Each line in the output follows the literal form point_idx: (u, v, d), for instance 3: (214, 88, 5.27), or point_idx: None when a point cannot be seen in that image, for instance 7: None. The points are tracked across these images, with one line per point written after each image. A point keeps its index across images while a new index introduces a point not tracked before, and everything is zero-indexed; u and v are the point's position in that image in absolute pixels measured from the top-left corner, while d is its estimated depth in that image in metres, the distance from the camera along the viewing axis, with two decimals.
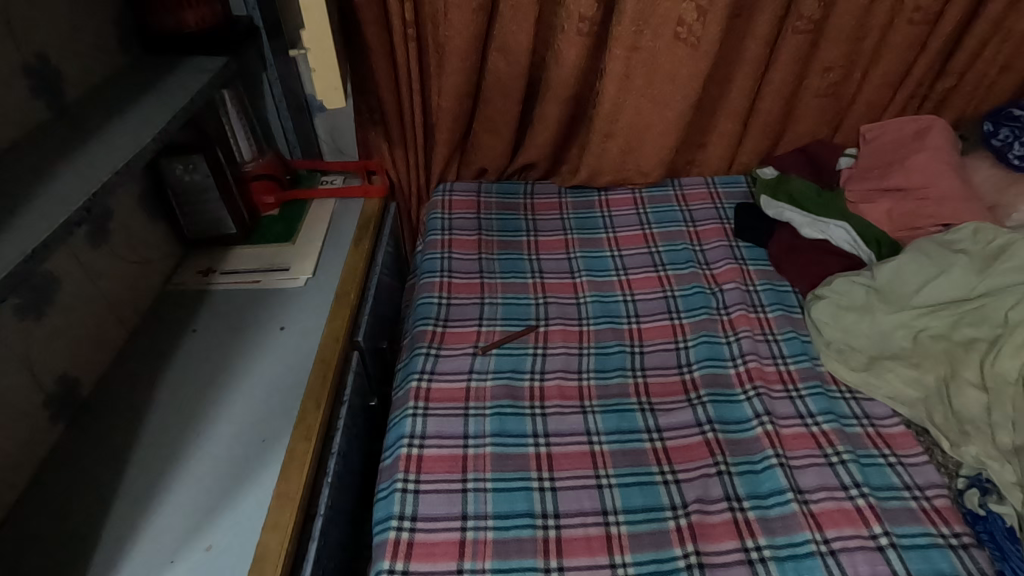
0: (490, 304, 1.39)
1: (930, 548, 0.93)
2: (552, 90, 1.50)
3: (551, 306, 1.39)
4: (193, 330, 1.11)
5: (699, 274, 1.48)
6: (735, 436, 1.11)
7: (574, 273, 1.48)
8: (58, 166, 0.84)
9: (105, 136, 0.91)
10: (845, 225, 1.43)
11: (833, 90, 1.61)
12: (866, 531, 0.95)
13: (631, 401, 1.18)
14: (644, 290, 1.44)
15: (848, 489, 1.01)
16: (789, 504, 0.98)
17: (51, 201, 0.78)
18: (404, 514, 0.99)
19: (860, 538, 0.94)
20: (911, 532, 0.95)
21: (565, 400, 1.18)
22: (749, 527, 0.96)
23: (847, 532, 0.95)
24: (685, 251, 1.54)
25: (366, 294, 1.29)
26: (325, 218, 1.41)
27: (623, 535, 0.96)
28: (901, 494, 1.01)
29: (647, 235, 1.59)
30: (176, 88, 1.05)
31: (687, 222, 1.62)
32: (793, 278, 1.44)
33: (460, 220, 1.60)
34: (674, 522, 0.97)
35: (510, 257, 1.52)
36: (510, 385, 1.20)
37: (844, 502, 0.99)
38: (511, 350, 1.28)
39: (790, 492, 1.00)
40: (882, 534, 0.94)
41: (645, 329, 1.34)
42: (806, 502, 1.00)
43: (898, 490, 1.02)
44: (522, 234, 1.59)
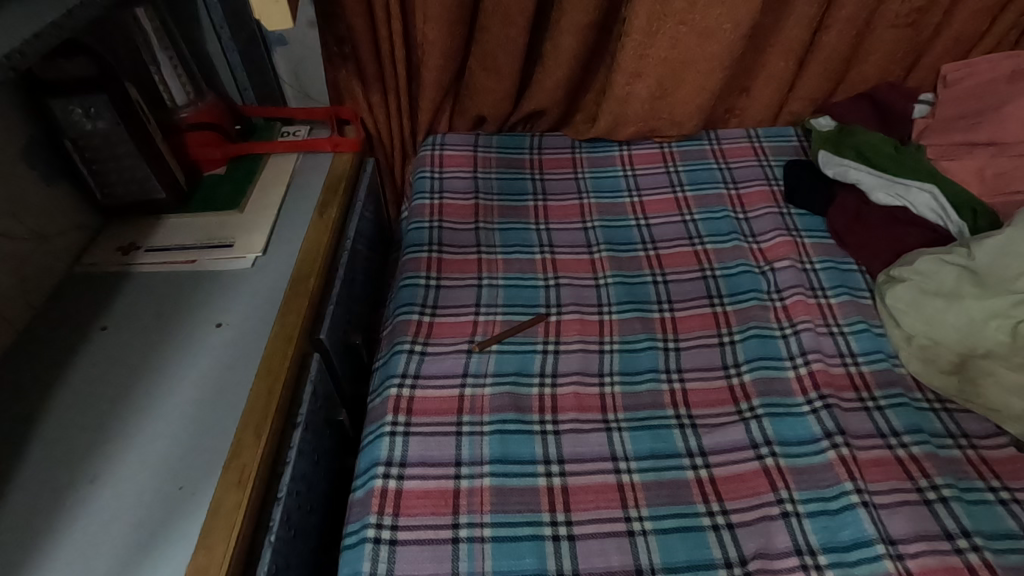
0: (488, 287, 1.14)
1: None
2: (568, 15, 1.20)
3: (564, 289, 1.13)
4: (102, 328, 0.86)
5: (744, 249, 1.21)
6: (802, 463, 0.87)
7: (592, 247, 1.21)
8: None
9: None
10: (929, 188, 1.16)
11: (914, 19, 1.31)
12: None
13: (667, 414, 0.94)
14: (677, 268, 1.18)
15: (954, 540, 0.78)
16: (880, 562, 0.76)
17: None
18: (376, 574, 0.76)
19: None
20: None
21: (583, 412, 0.94)
22: None
23: None
24: (726, 220, 1.27)
25: (334, 277, 1.03)
26: (283, 179, 1.13)
27: None
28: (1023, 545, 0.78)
29: (679, 199, 1.32)
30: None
31: (727, 184, 1.35)
32: (860, 254, 1.18)
33: (454, 180, 1.33)
34: None
35: (514, 226, 1.25)
36: (514, 393, 0.95)
37: (950, 557, 0.76)
38: (515, 346, 1.03)
39: (880, 544, 0.77)
40: None
41: (680, 319, 1.09)
42: (901, 557, 0.77)
43: (1018, 540, 0.79)
44: (529, 198, 1.31)
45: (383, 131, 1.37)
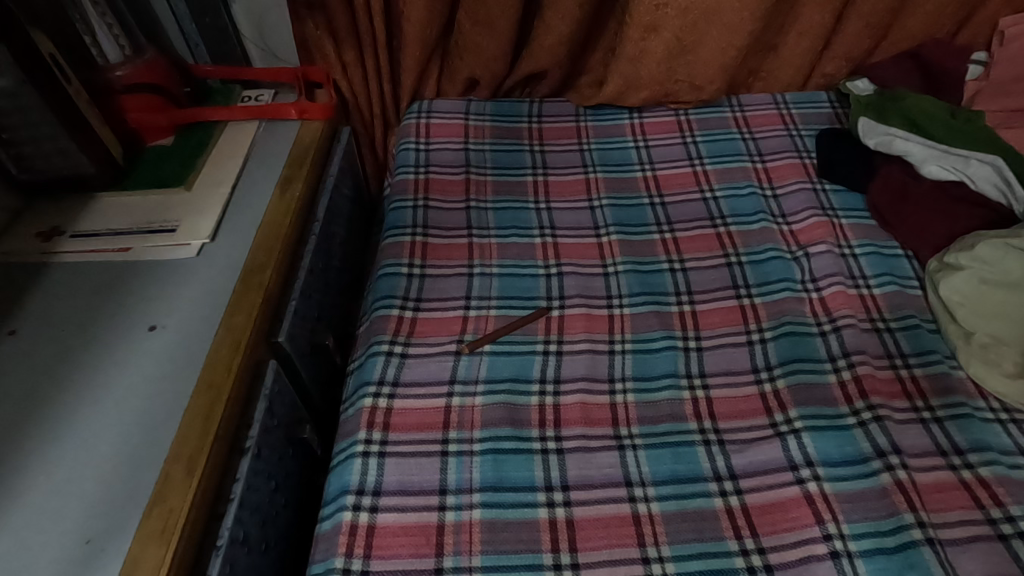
0: (481, 277, 0.99)
1: None
2: None
3: (568, 278, 0.98)
4: (12, 333, 0.71)
5: (773, 231, 1.06)
6: (851, 489, 0.74)
7: (599, 229, 1.06)
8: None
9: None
10: (991, 159, 1.01)
11: None
12: None
13: (689, 428, 0.80)
14: (697, 253, 1.03)
15: None
16: None
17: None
18: None
19: None
20: None
21: (590, 427, 0.80)
22: None
23: None
24: (752, 198, 1.11)
25: (298, 267, 0.87)
26: (240, 151, 0.97)
27: None
28: None
29: (698, 173, 1.16)
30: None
31: (752, 156, 1.19)
32: (906, 236, 1.03)
33: (442, 153, 1.18)
34: None
35: (511, 205, 1.10)
36: (510, 404, 0.82)
37: None
38: (511, 347, 0.88)
39: None
40: None
41: (701, 313, 0.94)
42: None
43: None
44: (527, 173, 1.15)
45: (361, 96, 1.19)
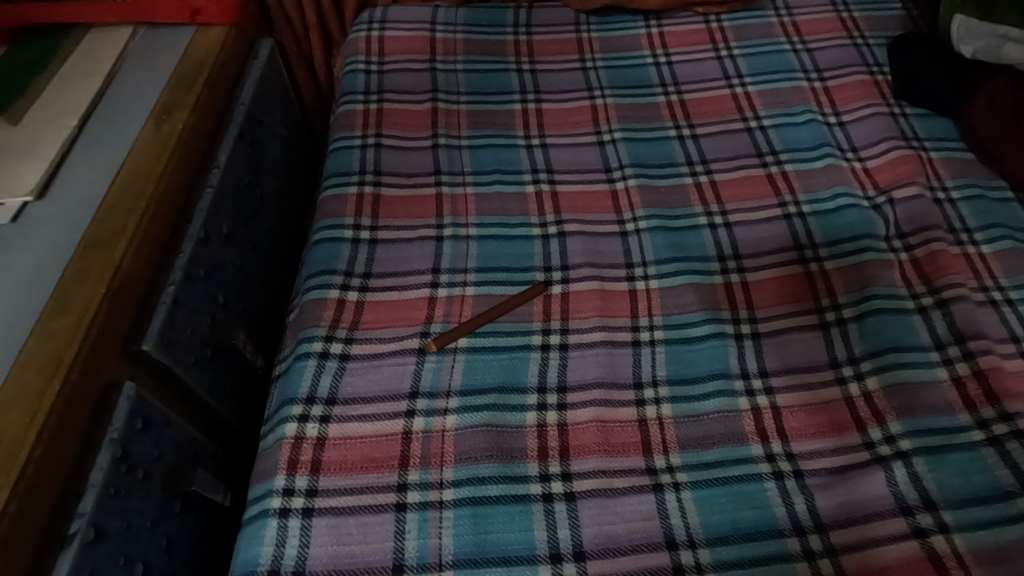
0: (453, 242, 0.72)
1: None
2: None
3: (572, 239, 0.72)
4: None
5: (843, 170, 0.79)
6: (996, 545, 0.51)
7: (611, 169, 0.79)
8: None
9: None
10: None
11: None
12: None
13: (752, 454, 0.57)
14: (744, 201, 0.77)
15: None
16: None
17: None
18: None
19: None
20: None
21: (612, 458, 0.56)
22: None
23: None
24: (812, 127, 0.84)
25: (183, 235, 0.60)
26: (101, 68, 0.67)
27: None
28: None
29: (738, 96, 0.88)
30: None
31: (807, 71, 0.91)
32: (1018, 174, 0.78)
33: (400, 75, 0.89)
34: None
35: (493, 142, 0.82)
36: (496, 427, 0.57)
37: None
38: (496, 341, 0.63)
39: None
40: None
41: (754, 286, 0.69)
42: None
43: None
44: (513, 98, 0.87)
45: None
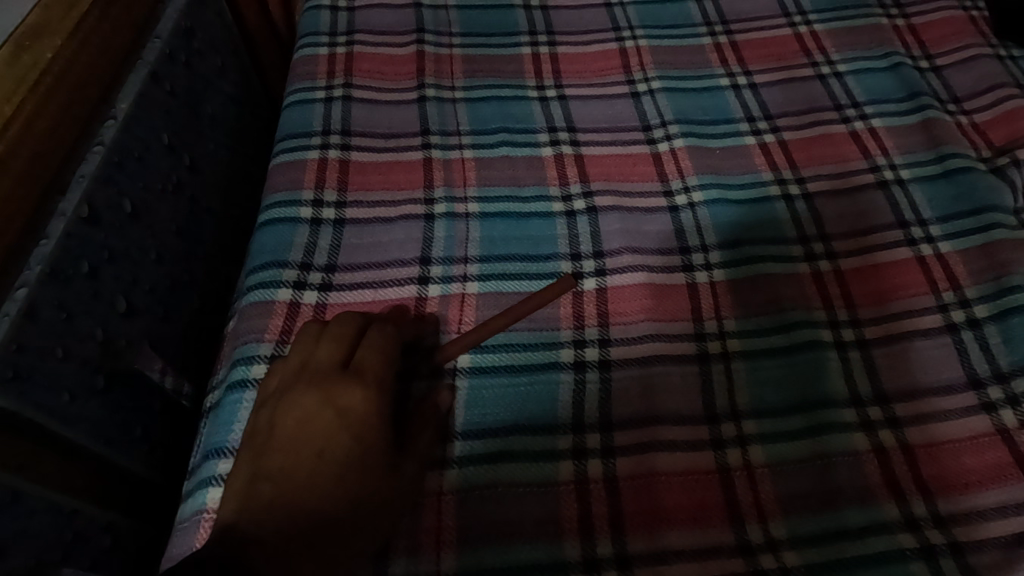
0: (448, 221, 0.54)
1: None
2: None
3: (607, 216, 0.54)
4: None
5: (949, 124, 0.62)
6: None
7: (651, 127, 0.61)
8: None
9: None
10: None
11: None
12: None
13: (882, 521, 0.40)
14: (826, 165, 0.59)
15: None
16: None
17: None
18: None
19: None
20: None
21: (684, 532, 0.39)
22: None
23: None
24: (900, 72, 0.66)
25: (50, 212, 0.42)
26: None
27: None
28: None
29: (803, 36, 0.70)
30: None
31: (886, 6, 0.73)
32: None
33: (375, 12, 0.69)
34: None
35: (497, 94, 0.63)
36: (520, 490, 0.40)
37: None
38: (514, 358, 0.46)
39: None
40: None
41: (850, 275, 0.52)
42: None
43: None
44: (521, 40, 0.68)
45: None
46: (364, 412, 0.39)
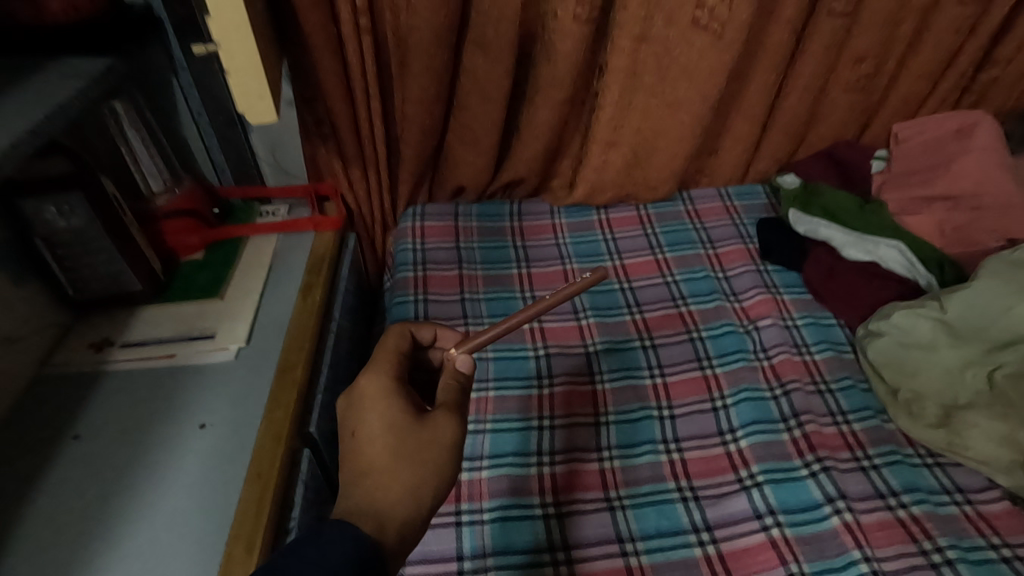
0: (478, 362, 1.10)
1: (985, 564, 0.84)
2: (542, 92, 1.20)
3: (554, 359, 1.11)
4: (76, 438, 0.82)
5: (727, 309, 1.23)
6: (807, 531, 0.87)
7: (579, 313, 1.20)
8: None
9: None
10: (896, 244, 1.21)
11: (864, 84, 1.37)
12: (915, 546, 0.86)
13: (669, 487, 0.93)
14: (664, 331, 1.18)
15: (930, 555, 0.85)
16: (856, 569, 0.83)
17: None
18: None
19: (909, 555, 0.85)
20: (966, 545, 0.86)
21: (584, 492, 0.92)
22: (789, 546, 0.86)
23: (893, 548, 0.86)
24: (708, 280, 1.28)
25: (321, 364, 1.00)
26: (265, 263, 1.10)
27: (645, 567, 0.84)
28: (985, 550, 0.86)
29: (659, 261, 1.33)
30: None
31: (705, 243, 1.37)
32: (838, 309, 1.21)
33: (436, 252, 1.32)
34: (701, 549, 0.86)
35: (500, 296, 1.25)
36: (513, 477, 0.93)
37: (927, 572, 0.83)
38: (511, 423, 1.00)
39: (859, 554, 0.84)
40: (933, 550, 0.86)
41: (672, 385, 1.09)
42: (880, 570, 0.83)
43: (984, 549, 0.86)
44: (512, 266, 1.31)
45: (365, 207, 1.33)
46: (372, 391, 0.64)
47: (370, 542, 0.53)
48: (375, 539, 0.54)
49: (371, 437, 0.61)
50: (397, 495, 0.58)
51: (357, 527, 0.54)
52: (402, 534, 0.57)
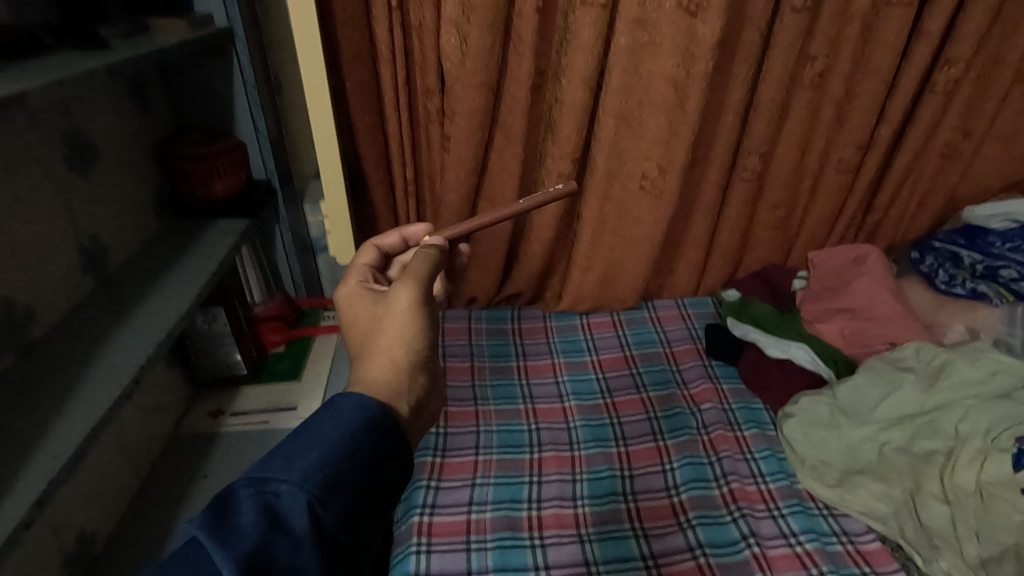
0: (486, 433, 1.44)
1: None
2: (535, 232, 1.64)
3: (544, 432, 1.46)
4: (204, 476, 1.17)
5: (678, 394, 1.58)
6: (726, 559, 1.19)
7: (563, 398, 1.56)
8: (65, 400, 0.79)
9: (132, 326, 0.94)
10: (805, 346, 1.58)
11: (781, 224, 1.81)
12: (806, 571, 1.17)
13: (624, 527, 1.25)
14: (629, 412, 1.53)
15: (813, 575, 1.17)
16: None
17: (52, 440, 0.73)
18: (419, 571, 1.15)
19: None
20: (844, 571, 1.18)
21: (562, 528, 1.24)
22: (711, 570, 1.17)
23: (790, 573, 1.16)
24: (664, 372, 1.65)
25: None
26: (330, 354, 1.48)
27: None
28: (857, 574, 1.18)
29: (627, 356, 1.70)
30: (41, 156, 0.89)
31: (664, 343, 1.75)
32: (765, 396, 1.56)
33: (453, 347, 1.67)
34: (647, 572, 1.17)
35: (503, 383, 1.59)
36: (509, 517, 1.26)
37: None
38: (509, 479, 1.34)
39: None
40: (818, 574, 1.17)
41: (633, 452, 1.42)
42: None
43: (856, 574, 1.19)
44: (513, 358, 1.67)
45: None
46: (347, 311, 0.80)
47: (376, 407, 0.59)
48: (380, 400, 0.61)
49: (355, 344, 0.74)
50: (381, 360, 0.67)
51: (365, 400, 0.59)
52: (398, 395, 0.63)
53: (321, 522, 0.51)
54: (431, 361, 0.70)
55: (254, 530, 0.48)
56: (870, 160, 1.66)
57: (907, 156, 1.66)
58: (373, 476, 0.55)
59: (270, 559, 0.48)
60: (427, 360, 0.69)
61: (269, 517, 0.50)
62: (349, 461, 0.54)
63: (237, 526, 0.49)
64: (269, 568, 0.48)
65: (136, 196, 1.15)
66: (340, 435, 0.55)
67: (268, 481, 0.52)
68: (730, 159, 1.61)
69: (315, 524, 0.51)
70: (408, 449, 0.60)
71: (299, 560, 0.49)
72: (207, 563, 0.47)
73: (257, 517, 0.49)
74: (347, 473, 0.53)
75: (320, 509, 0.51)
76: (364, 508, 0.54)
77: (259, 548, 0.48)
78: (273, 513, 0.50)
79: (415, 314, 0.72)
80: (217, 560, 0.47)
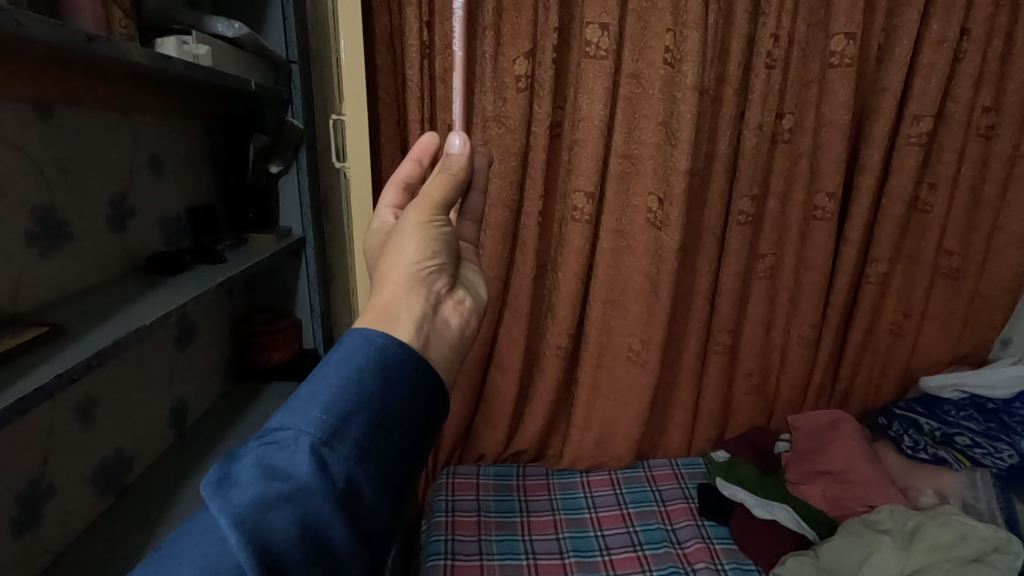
0: None
1: None
2: (538, 394, 1.87)
3: None
4: None
5: (672, 554, 1.67)
6: None
7: (563, 556, 1.65)
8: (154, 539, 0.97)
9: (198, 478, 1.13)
10: (786, 506, 1.69)
11: (758, 389, 2.03)
12: None
13: None
14: (625, 570, 1.61)
15: None
16: None
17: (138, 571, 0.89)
18: None
19: None
20: None
21: None
22: None
23: None
24: (659, 530, 1.76)
25: None
26: None
27: None
28: None
29: (623, 514, 1.82)
30: (162, 339, 1.18)
31: (658, 502, 1.87)
32: (754, 555, 1.63)
33: (462, 502, 1.81)
34: None
35: (507, 538, 1.70)
36: None
37: None
38: None
39: None
40: None
41: None
42: None
43: None
44: (517, 514, 1.79)
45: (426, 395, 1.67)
46: (371, 250, 0.79)
47: (385, 340, 0.53)
48: (388, 334, 0.55)
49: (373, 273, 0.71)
50: (395, 290, 0.64)
51: (373, 334, 0.53)
52: (404, 314, 0.60)
53: (331, 466, 0.44)
54: (440, 272, 0.70)
55: (253, 482, 0.42)
56: (826, 338, 1.93)
57: (858, 335, 1.93)
58: (386, 414, 0.48)
59: (272, 510, 0.41)
60: (434, 273, 0.69)
61: (271, 469, 0.43)
62: (359, 400, 0.47)
63: (237, 482, 0.43)
64: (271, 519, 0.40)
65: (211, 367, 1.42)
66: (346, 374, 0.49)
67: (272, 432, 0.46)
68: (704, 335, 1.88)
69: (323, 469, 0.43)
70: (427, 388, 0.53)
71: (305, 507, 0.41)
72: (212, 525, 0.41)
73: (258, 469, 0.43)
74: (356, 412, 0.47)
75: (326, 452, 0.44)
76: (384, 454, 0.46)
77: (259, 499, 0.41)
78: (274, 464, 0.44)
79: (423, 232, 0.71)
80: (216, 517, 0.40)
